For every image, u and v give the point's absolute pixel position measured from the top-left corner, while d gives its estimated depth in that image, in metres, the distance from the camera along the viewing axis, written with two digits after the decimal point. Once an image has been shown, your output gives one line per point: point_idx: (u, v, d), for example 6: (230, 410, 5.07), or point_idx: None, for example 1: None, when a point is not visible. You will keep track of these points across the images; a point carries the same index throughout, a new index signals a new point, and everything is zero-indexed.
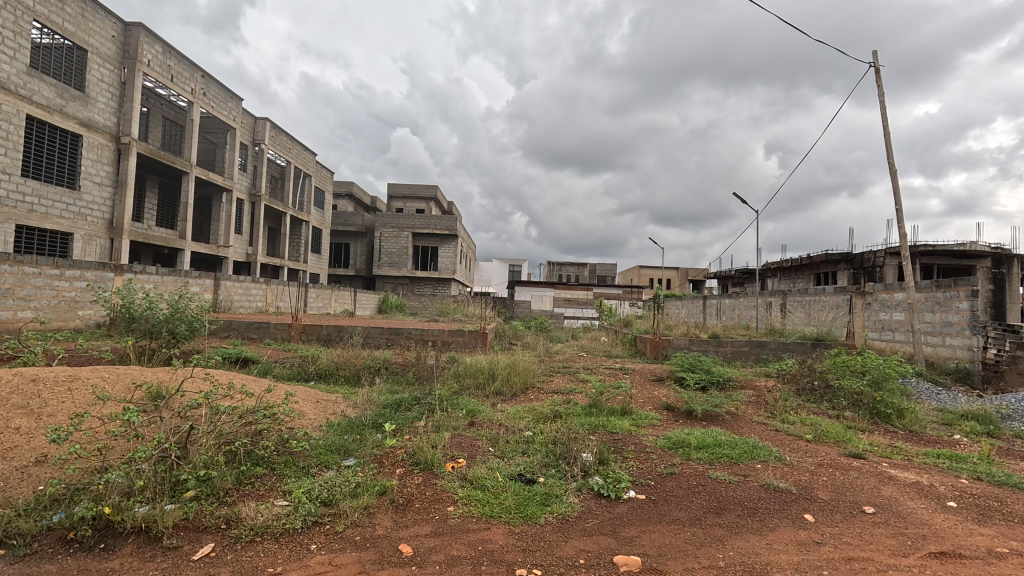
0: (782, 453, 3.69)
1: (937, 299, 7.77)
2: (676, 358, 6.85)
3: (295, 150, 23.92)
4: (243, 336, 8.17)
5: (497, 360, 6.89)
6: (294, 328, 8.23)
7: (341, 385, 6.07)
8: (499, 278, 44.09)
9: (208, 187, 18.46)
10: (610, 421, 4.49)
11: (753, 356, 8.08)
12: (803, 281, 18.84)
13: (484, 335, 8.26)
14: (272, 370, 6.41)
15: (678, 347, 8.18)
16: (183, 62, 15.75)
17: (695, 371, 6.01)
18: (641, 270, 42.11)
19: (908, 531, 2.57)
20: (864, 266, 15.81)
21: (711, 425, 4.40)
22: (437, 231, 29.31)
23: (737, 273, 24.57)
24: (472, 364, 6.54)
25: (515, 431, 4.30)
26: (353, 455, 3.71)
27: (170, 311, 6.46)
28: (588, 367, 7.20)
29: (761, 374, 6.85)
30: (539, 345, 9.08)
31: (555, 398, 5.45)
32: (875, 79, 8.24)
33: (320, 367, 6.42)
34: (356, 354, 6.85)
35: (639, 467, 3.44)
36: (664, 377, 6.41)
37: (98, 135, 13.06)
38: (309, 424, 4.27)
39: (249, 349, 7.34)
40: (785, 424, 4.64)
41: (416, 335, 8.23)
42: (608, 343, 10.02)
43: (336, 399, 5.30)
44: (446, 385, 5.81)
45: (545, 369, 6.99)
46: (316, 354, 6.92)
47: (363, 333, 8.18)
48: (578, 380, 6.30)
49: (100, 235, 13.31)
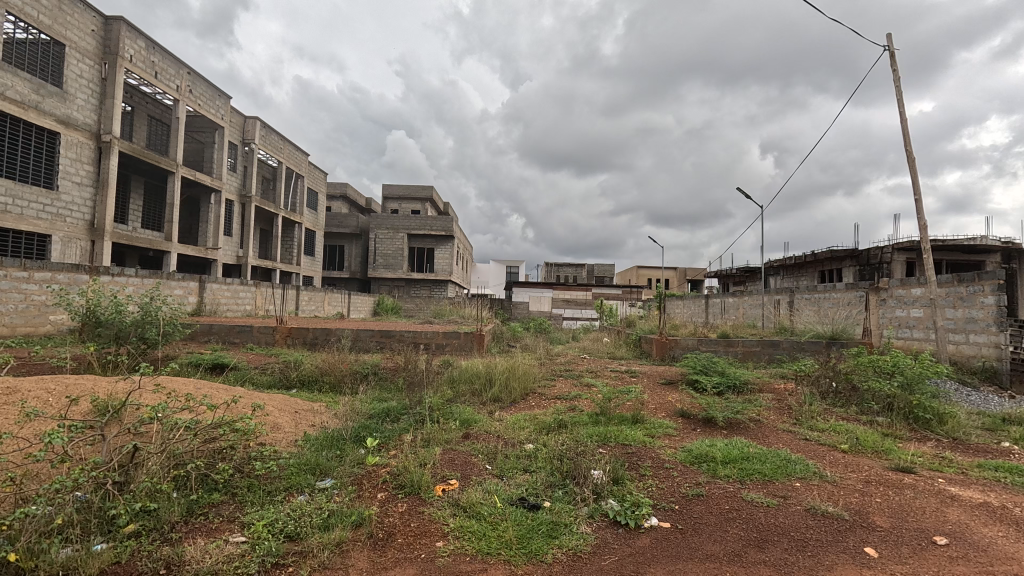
0: (821, 468, 3.23)
1: (959, 293, 7.34)
2: (687, 359, 6.40)
3: (287, 150, 23.40)
4: (224, 341, 7.66)
5: (495, 364, 6.43)
6: (279, 332, 7.73)
7: (325, 393, 5.58)
8: (497, 279, 43.67)
9: (196, 188, 17.95)
10: (621, 431, 4.04)
11: (765, 357, 7.65)
12: (807, 278, 18.42)
13: (481, 336, 7.78)
14: (252, 377, 5.92)
15: (686, 348, 7.72)
16: (168, 58, 15.26)
17: (709, 374, 5.57)
18: (640, 270, 41.68)
19: (996, 569, 2.10)
20: (870, 262, 15.39)
21: (734, 435, 3.95)
22: (433, 232, 28.83)
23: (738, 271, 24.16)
24: (468, 368, 6.07)
25: (515, 444, 3.82)
26: (330, 476, 3.24)
27: (140, 315, 5.99)
28: (592, 370, 6.74)
29: (777, 375, 6.41)
30: (540, 347, 8.62)
31: (558, 404, 4.98)
32: (890, 63, 7.81)
33: (303, 373, 5.92)
34: (341, 359, 6.36)
35: (659, 488, 2.97)
36: (675, 380, 5.95)
37: (77, 133, 12.56)
38: (282, 440, 3.79)
39: (229, 355, 6.85)
40: (815, 432, 4.18)
41: (409, 338, 7.74)
42: (611, 344, 9.55)
43: (317, 409, 4.84)
44: (439, 391, 5.34)
45: (546, 373, 6.52)
46: (300, 360, 6.42)
47: (352, 336, 7.69)
48: (582, 385, 5.84)
49: (80, 236, 12.79)
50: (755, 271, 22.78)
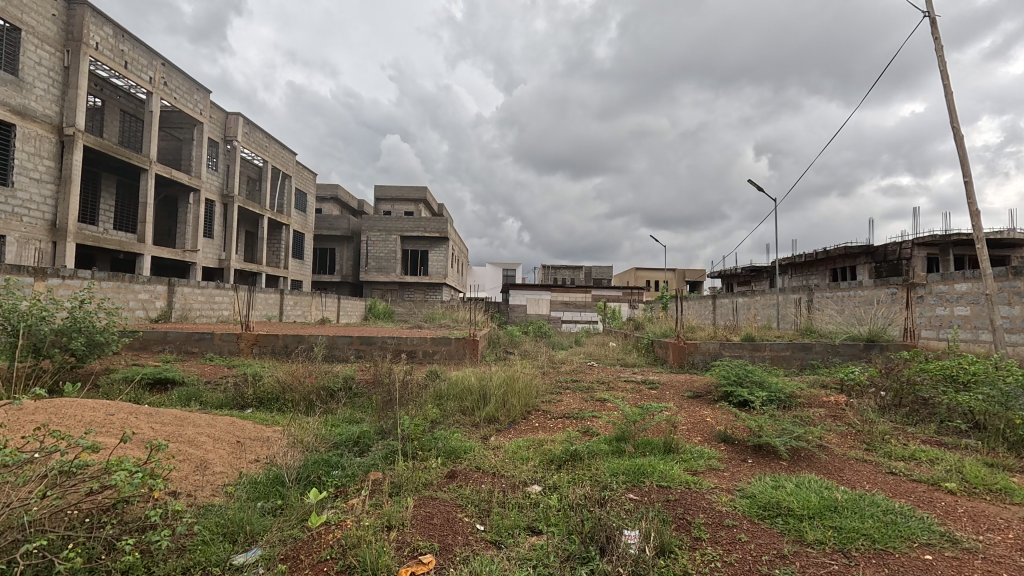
0: (945, 526, 2.31)
1: (1016, 288, 6.47)
2: (717, 368, 5.51)
3: (273, 149, 22.43)
4: (180, 351, 6.69)
5: (491, 374, 5.50)
6: (244, 339, 6.76)
7: (286, 413, 4.62)
8: (493, 282, 42.82)
9: (173, 187, 16.96)
10: (655, 465, 3.13)
11: (796, 362, 6.81)
12: (818, 276, 17.58)
13: (475, 343, 6.85)
14: (201, 395, 4.94)
15: (707, 354, 6.84)
16: (140, 48, 14.30)
17: (745, 385, 4.68)
18: (639, 271, 40.84)
19: None
20: (887, 258, 14.54)
21: (801, 471, 3.03)
22: (426, 234, 27.87)
23: (743, 271, 23.35)
24: (459, 380, 5.16)
25: (516, 489, 2.89)
26: (255, 546, 2.30)
27: (67, 322, 4.99)
28: (603, 380, 5.82)
29: (818, 386, 5.50)
30: (541, 354, 7.71)
31: (568, 428, 4.05)
32: (933, 31, 6.92)
33: (261, 390, 4.94)
34: (309, 371, 5.37)
35: (727, 565, 2.04)
36: (703, 393, 5.06)
37: (35, 125, 11.58)
38: (204, 487, 2.83)
39: (178, 368, 5.87)
40: (899, 462, 3.27)
41: (392, 345, 6.80)
42: (619, 349, 8.66)
43: (269, 436, 3.89)
44: (422, 411, 4.43)
45: (551, 384, 5.60)
46: (261, 373, 5.42)
47: (327, 343, 6.74)
48: (595, 401, 4.90)
49: (40, 237, 11.79)
50: (760, 271, 21.92)
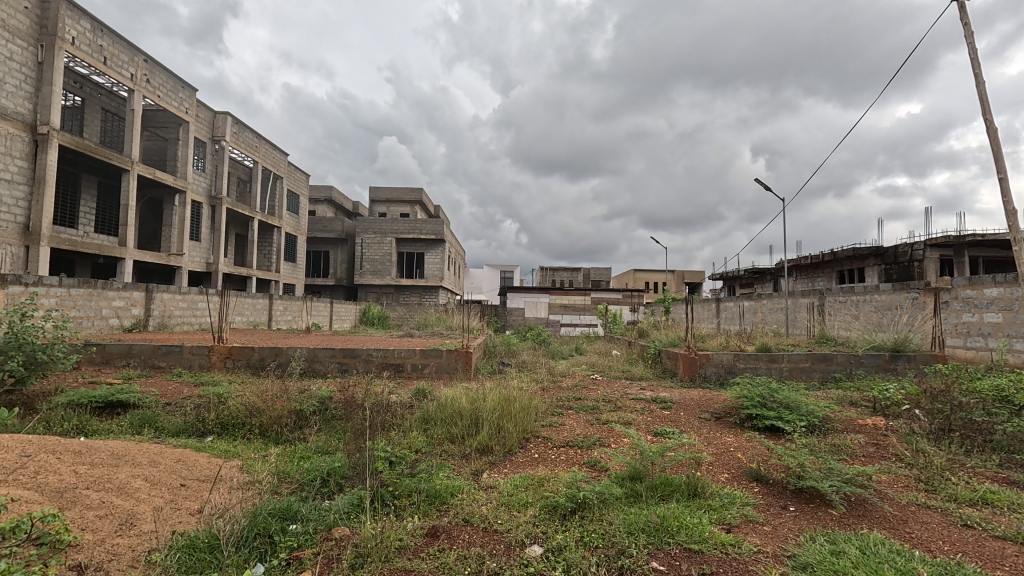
0: None
1: None
2: (737, 386, 4.97)
3: (264, 150, 21.83)
4: (147, 366, 6.13)
5: (485, 393, 4.95)
6: (216, 352, 6.19)
7: (251, 442, 4.03)
8: (491, 284, 42.29)
9: (157, 189, 16.36)
10: (681, 517, 2.57)
11: (816, 375, 6.29)
12: (824, 279, 17.08)
13: (469, 355, 6.29)
14: (157, 420, 4.36)
15: (719, 366, 6.33)
16: (120, 43, 13.72)
17: (770, 408, 4.16)
18: (638, 273, 40.34)
19: None
20: (898, 260, 14.05)
21: (860, 527, 2.47)
22: (422, 236, 27.29)
23: (746, 273, 22.86)
24: (448, 401, 4.60)
25: (511, 553, 2.34)
26: None
27: (6, 339, 4.43)
28: (609, 399, 5.26)
29: (848, 405, 4.96)
30: (540, 366, 7.16)
31: (573, 463, 3.50)
32: (962, 16, 6.38)
33: (224, 415, 4.36)
34: (281, 390, 4.79)
35: None
36: (722, 415, 4.53)
37: (6, 123, 11.00)
38: (123, 555, 2.26)
39: (137, 387, 5.29)
40: (973, 510, 2.71)
41: (378, 358, 6.24)
42: (624, 359, 8.13)
43: (225, 476, 3.30)
44: (404, 443, 3.87)
45: (551, 403, 5.05)
46: (228, 393, 4.83)
47: (306, 355, 6.19)
48: (602, 425, 4.35)
49: (11, 241, 11.20)
50: (763, 273, 21.42)
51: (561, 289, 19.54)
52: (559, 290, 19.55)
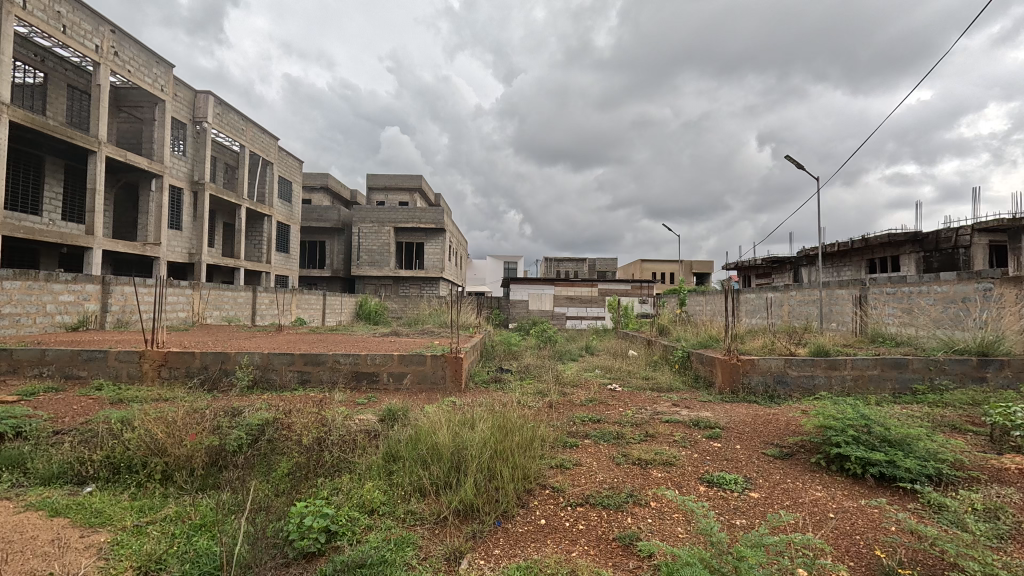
0: None
1: None
2: (811, 413, 3.74)
3: (251, 133, 20.60)
4: (63, 376, 5.00)
5: (474, 416, 3.77)
6: (148, 358, 5.03)
7: (142, 499, 2.86)
8: (494, 276, 41.16)
9: (132, 172, 15.17)
10: None
11: (887, 385, 5.08)
12: (853, 269, 15.78)
13: (459, 362, 5.12)
14: (26, 460, 3.17)
15: (765, 374, 5.16)
16: (81, 11, 12.49)
17: (866, 447, 2.96)
18: (644, 264, 39.14)
19: None
20: (940, 247, 12.71)
21: None
22: (421, 225, 26.05)
23: (763, 264, 21.57)
24: (423, 430, 3.40)
25: None
26: None
27: None
28: (636, 422, 4.06)
29: (954, 432, 3.74)
30: (547, 372, 6.01)
31: (598, 551, 2.29)
32: None
33: (119, 453, 3.19)
34: (202, 417, 3.59)
35: None
36: (795, 450, 3.31)
37: None
38: None
39: (27, 407, 4.10)
40: None
41: (347, 365, 5.09)
42: (644, 362, 6.96)
43: (58, 570, 2.10)
44: (350, 510, 2.69)
45: (560, 430, 3.86)
46: (134, 415, 3.64)
47: (260, 362, 5.04)
48: (633, 470, 3.15)
49: None
50: (783, 262, 20.08)
51: (566, 280, 18.25)
52: (565, 281, 18.25)
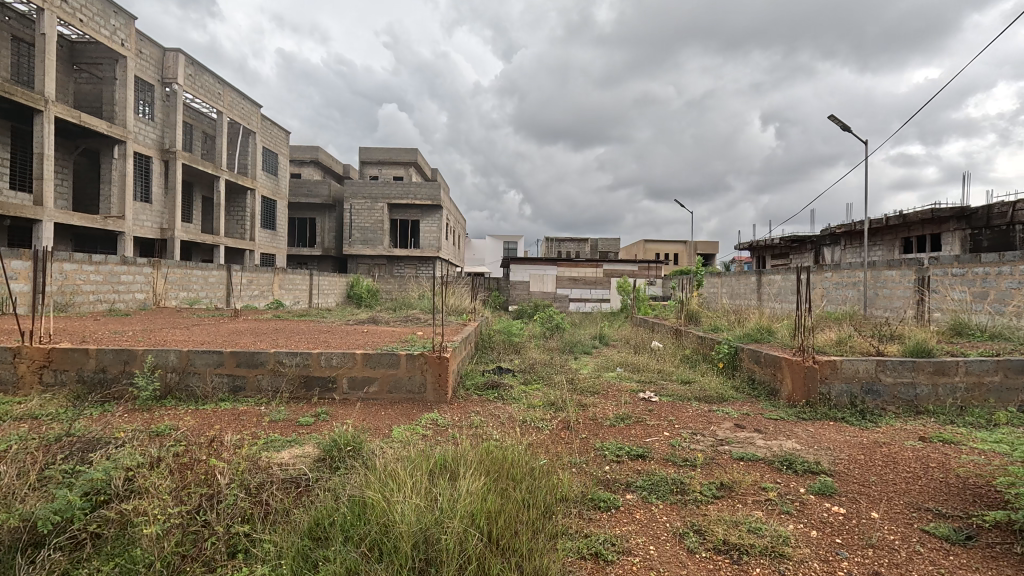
0: None
1: None
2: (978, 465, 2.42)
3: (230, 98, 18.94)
4: None
5: (456, 455, 2.47)
6: (26, 358, 3.73)
7: None
8: (494, 257, 39.85)
9: (91, 137, 13.66)
10: None
11: (1015, 398, 3.80)
12: (884, 250, 14.56)
13: (443, 364, 3.81)
14: None
15: (852, 380, 3.86)
16: None
17: None
18: (648, 245, 37.95)
19: None
20: (992, 224, 11.33)
21: None
22: (416, 201, 24.53)
23: (779, 244, 20.26)
24: (368, 493, 2.09)
25: None
26: None
27: None
28: (698, 462, 2.76)
29: None
30: (560, 375, 4.71)
31: None
32: None
33: None
34: (23, 462, 2.23)
35: None
36: (982, 535, 2.00)
37: None
38: None
39: None
40: None
41: (293, 368, 3.78)
42: (676, 359, 5.67)
43: None
44: None
45: (586, 477, 2.57)
46: None
47: (176, 359, 3.73)
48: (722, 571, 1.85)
49: None
50: (802, 242, 18.74)
51: (570, 260, 16.88)
52: (569, 261, 16.89)
